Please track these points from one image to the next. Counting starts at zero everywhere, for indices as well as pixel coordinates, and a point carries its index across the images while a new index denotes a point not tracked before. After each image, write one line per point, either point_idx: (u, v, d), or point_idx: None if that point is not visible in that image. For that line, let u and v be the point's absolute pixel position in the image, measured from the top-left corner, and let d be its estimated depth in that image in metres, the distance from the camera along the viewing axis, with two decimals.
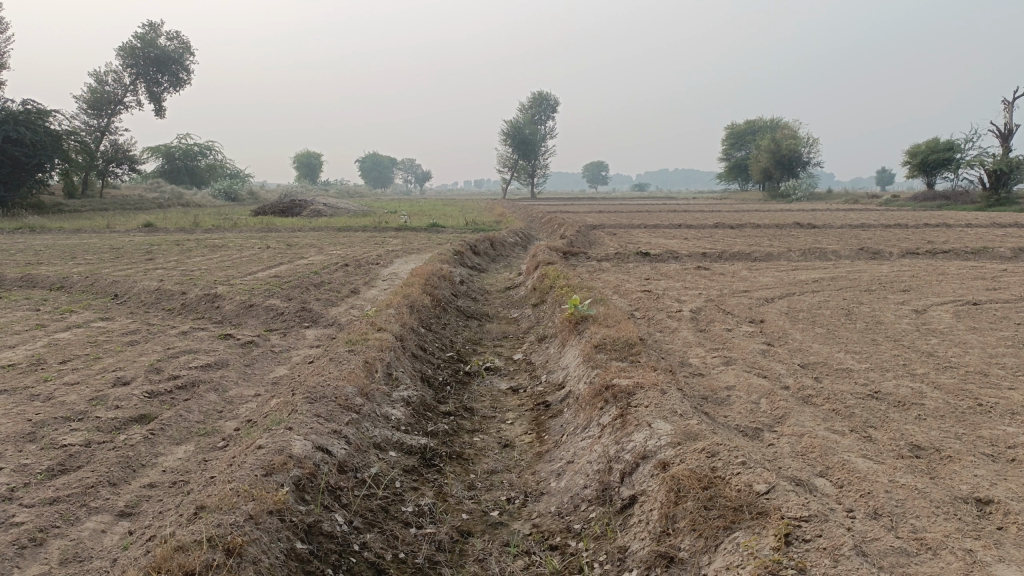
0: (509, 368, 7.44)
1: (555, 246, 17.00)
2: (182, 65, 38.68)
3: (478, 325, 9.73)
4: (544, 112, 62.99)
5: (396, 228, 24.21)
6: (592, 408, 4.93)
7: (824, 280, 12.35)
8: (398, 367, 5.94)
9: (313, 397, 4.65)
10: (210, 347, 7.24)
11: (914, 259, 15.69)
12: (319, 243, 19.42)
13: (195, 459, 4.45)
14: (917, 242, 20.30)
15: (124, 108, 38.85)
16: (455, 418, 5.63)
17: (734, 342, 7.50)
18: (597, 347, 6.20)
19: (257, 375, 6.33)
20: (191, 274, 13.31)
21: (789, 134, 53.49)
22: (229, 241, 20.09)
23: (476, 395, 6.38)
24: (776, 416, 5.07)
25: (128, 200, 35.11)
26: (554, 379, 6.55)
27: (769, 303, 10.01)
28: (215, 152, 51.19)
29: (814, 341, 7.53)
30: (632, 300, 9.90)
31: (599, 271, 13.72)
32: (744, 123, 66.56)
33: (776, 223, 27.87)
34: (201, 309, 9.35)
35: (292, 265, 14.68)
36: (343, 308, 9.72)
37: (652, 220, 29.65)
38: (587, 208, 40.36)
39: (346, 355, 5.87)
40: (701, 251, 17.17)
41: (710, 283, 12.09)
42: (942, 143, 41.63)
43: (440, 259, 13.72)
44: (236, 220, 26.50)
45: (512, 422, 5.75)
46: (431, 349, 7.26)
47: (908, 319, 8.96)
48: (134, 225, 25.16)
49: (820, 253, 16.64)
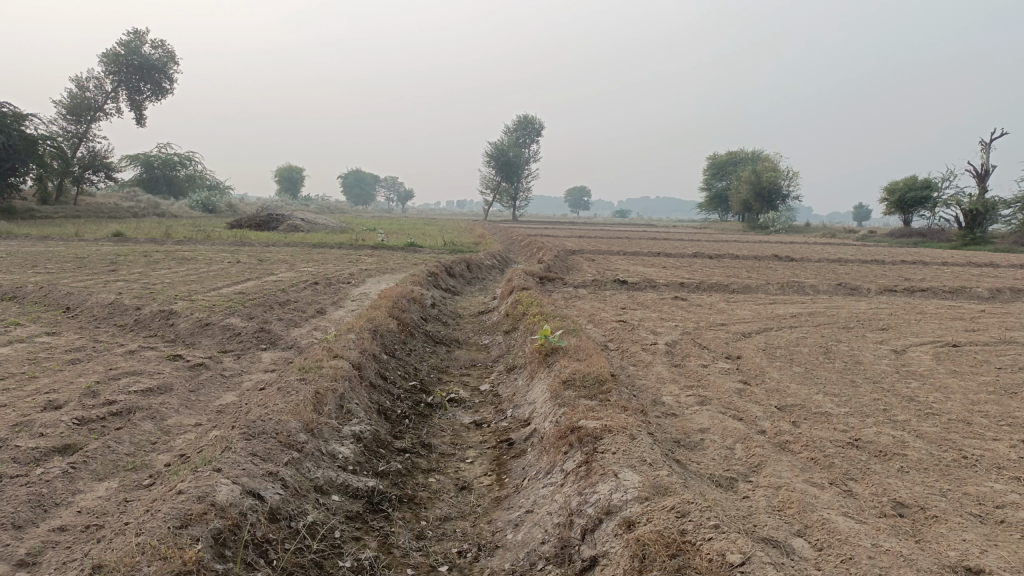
0: (474, 400, 7.07)
1: (532, 271, 16.71)
2: (164, 74, 38.11)
3: (446, 351, 9.36)
4: (528, 135, 63.08)
5: (373, 247, 23.80)
6: (555, 451, 4.57)
7: (803, 315, 12.13)
8: (352, 399, 5.56)
9: (251, 433, 4.26)
10: (156, 369, 6.81)
11: (892, 296, 15.58)
12: (292, 260, 18.98)
13: (116, 499, 4.04)
14: (894, 279, 20.28)
15: (103, 115, 38.22)
16: (410, 456, 5.26)
17: (710, 379, 7.20)
18: (566, 382, 5.86)
19: (202, 403, 5.93)
20: (153, 288, 12.82)
21: (770, 167, 53.92)
22: (200, 254, 19.58)
23: (436, 430, 6.01)
24: (752, 464, 4.75)
25: (102, 208, 34.40)
26: (520, 415, 6.20)
27: (747, 338, 9.74)
28: (195, 163, 50.57)
29: (792, 381, 7.24)
30: (606, 331, 9.60)
31: (575, 299, 13.42)
32: (725, 154, 67.06)
33: (755, 255, 27.82)
34: (154, 327, 8.89)
35: (260, 281, 14.23)
36: (306, 329, 9.32)
37: (631, 248, 29.50)
38: (568, 233, 40.18)
39: (297, 384, 5.48)
40: (679, 281, 16.98)
41: (687, 315, 11.83)
42: (919, 181, 42.06)
43: (413, 280, 13.38)
44: (209, 233, 25.94)
45: (471, 461, 5.39)
46: (392, 378, 6.89)
47: (888, 360, 8.72)
48: (104, 234, 24.55)
49: (799, 287, 16.49)
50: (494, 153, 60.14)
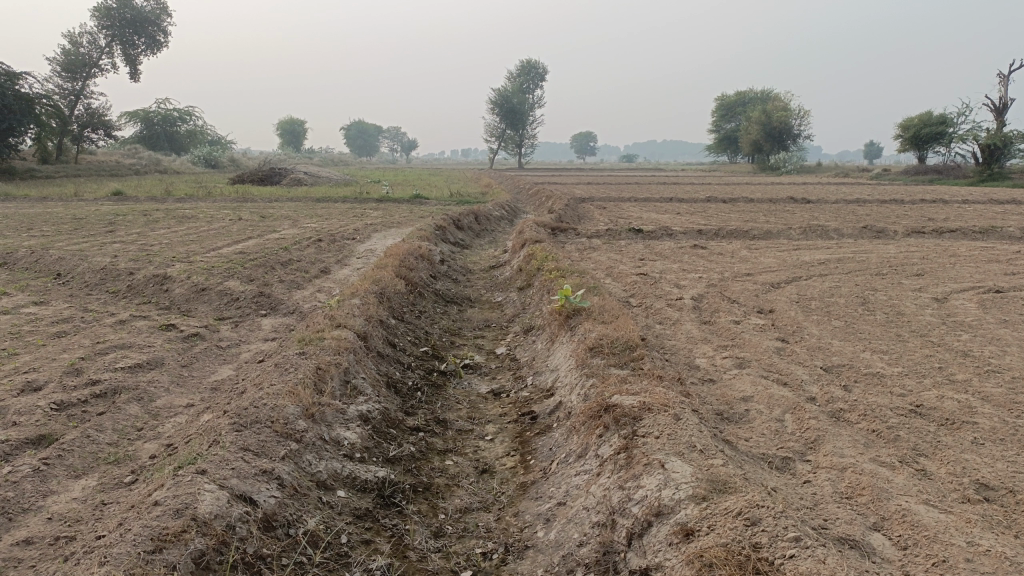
0: (490, 366, 6.55)
1: (542, 221, 16.05)
2: (158, 27, 36.92)
3: (458, 311, 8.83)
4: (532, 80, 61.58)
5: (378, 200, 23.15)
6: (588, 432, 4.04)
7: (831, 262, 11.49)
8: (358, 373, 5.02)
9: (243, 422, 3.74)
10: (147, 341, 6.29)
11: (920, 239, 14.86)
12: (295, 215, 18.38)
13: (92, 502, 3.54)
14: (917, 219, 19.52)
15: (99, 71, 37.16)
16: (424, 436, 4.75)
17: (744, 337, 6.63)
18: (593, 348, 5.29)
19: (195, 380, 5.42)
20: (150, 249, 12.26)
21: (780, 105, 52.49)
22: (200, 212, 18.99)
23: (451, 403, 5.49)
24: (808, 440, 4.23)
25: (103, 166, 33.69)
26: (541, 384, 5.68)
27: (777, 289, 9.16)
28: (196, 118, 49.51)
29: (834, 337, 6.67)
30: (627, 286, 9.02)
31: (590, 250, 12.81)
32: (735, 93, 65.39)
33: (770, 198, 26.97)
34: (148, 293, 8.36)
35: (262, 239, 13.65)
36: (309, 291, 8.79)
37: (641, 193, 28.64)
38: (576, 180, 39.27)
39: (295, 359, 4.94)
40: (697, 228, 16.31)
41: (709, 265, 11.19)
42: (935, 117, 40.70)
43: (420, 235, 12.78)
44: (210, 190, 25.30)
45: (491, 439, 4.88)
46: (401, 345, 6.35)
47: (932, 310, 8.11)
48: (103, 194, 23.92)
49: (822, 231, 15.80)
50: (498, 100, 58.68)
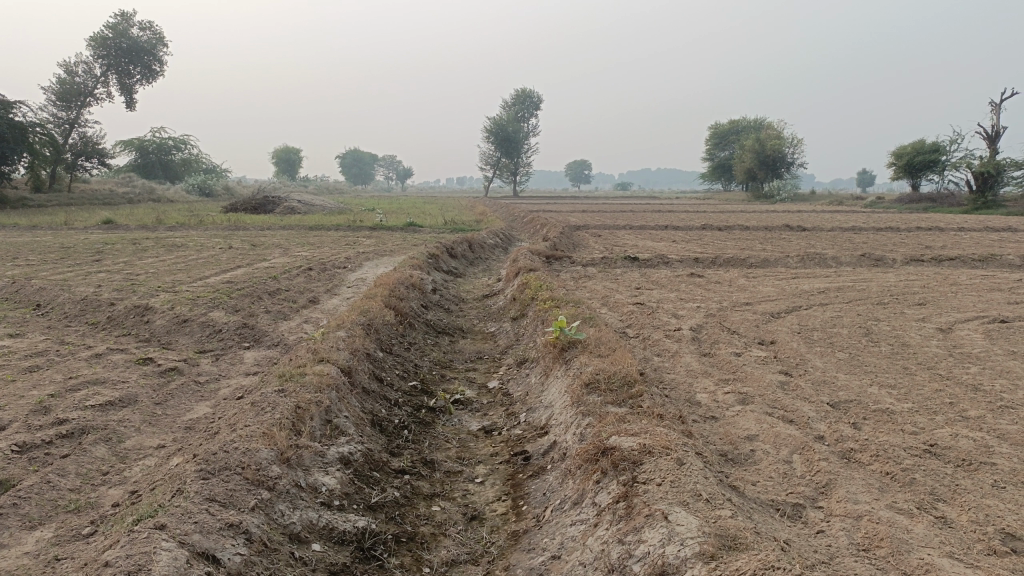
0: (481, 401, 6.28)
1: (537, 249, 15.86)
2: (154, 56, 36.97)
3: (449, 342, 8.56)
4: (527, 110, 61.92)
5: (371, 228, 22.95)
6: (585, 477, 3.77)
7: (831, 291, 11.29)
8: (340, 412, 4.75)
9: (211, 469, 3.45)
10: (122, 377, 6.00)
11: (919, 267, 14.69)
12: (286, 244, 18.15)
13: (45, 557, 3.24)
14: (914, 247, 19.38)
15: (94, 99, 37.10)
16: (410, 480, 4.46)
17: (746, 371, 6.38)
18: (588, 383, 5.03)
19: (169, 419, 5.13)
20: (135, 279, 11.99)
21: (773, 134, 52.72)
22: (191, 240, 18.74)
23: (440, 442, 5.22)
24: (819, 484, 3.97)
25: (96, 194, 33.48)
26: (535, 421, 5.40)
27: (777, 319, 8.93)
28: (191, 146, 49.46)
29: (839, 371, 6.42)
30: (623, 316, 8.78)
31: (585, 279, 12.59)
32: (728, 122, 65.81)
33: (765, 226, 26.86)
34: (128, 325, 8.09)
35: (251, 268, 13.41)
36: (295, 322, 8.52)
37: (636, 221, 28.52)
38: (571, 208, 39.16)
39: (274, 397, 4.67)
40: (693, 256, 16.13)
41: (707, 294, 10.97)
42: (928, 145, 40.86)
43: (412, 263, 12.54)
44: (202, 218, 25.05)
45: (482, 481, 4.60)
46: (388, 380, 6.08)
47: (937, 341, 7.87)
48: (94, 222, 23.66)
49: (819, 259, 15.63)
50: (493, 129, 58.90)
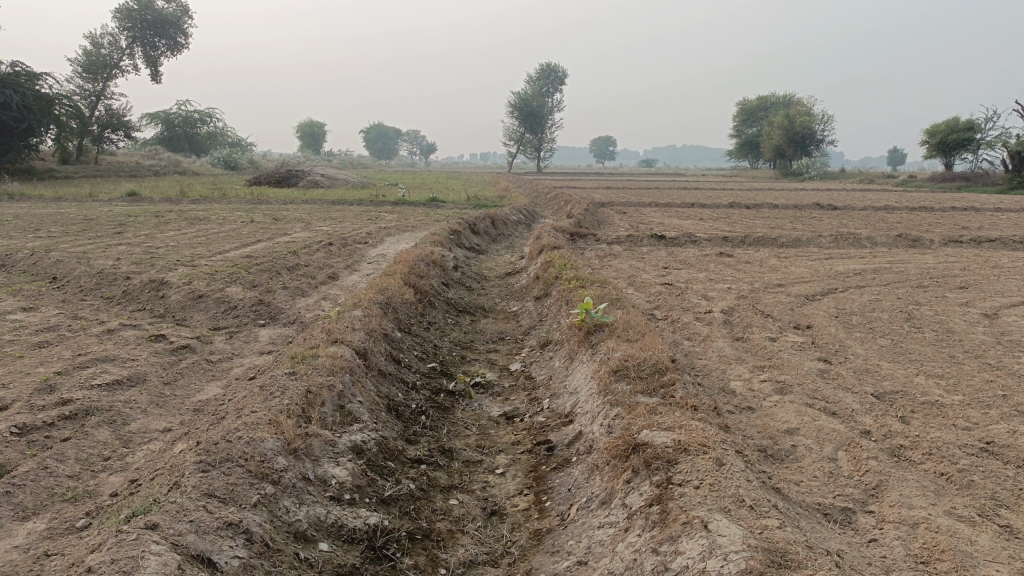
0: (503, 385, 6.01)
1: (561, 226, 15.52)
2: (179, 29, 36.76)
3: (470, 321, 8.29)
4: (551, 84, 61.10)
5: (393, 202, 22.68)
6: (613, 475, 3.48)
7: (867, 273, 10.85)
8: (354, 397, 4.50)
9: (211, 461, 3.22)
10: (132, 354, 5.80)
11: (958, 248, 14.14)
12: (308, 218, 17.94)
13: (35, 553, 3.02)
14: (950, 227, 18.75)
15: (120, 72, 36.99)
16: (428, 470, 4.21)
17: (782, 357, 6.05)
18: (616, 370, 4.72)
19: (177, 401, 4.91)
20: (154, 252, 11.84)
21: (803, 110, 51.56)
22: (213, 213, 18.59)
23: (458, 428, 4.97)
24: (869, 487, 3.66)
25: (122, 167, 33.50)
26: (559, 408, 5.12)
27: (813, 302, 8.55)
28: (216, 119, 49.37)
29: (882, 359, 6.06)
30: (651, 297, 8.44)
31: (610, 257, 12.25)
32: (757, 98, 64.52)
33: (795, 204, 26.23)
34: (143, 300, 7.90)
35: (271, 242, 13.20)
36: (312, 300, 8.29)
37: (662, 198, 27.99)
38: (596, 184, 38.58)
39: (285, 380, 4.43)
40: (721, 235, 15.69)
41: (738, 274, 10.59)
42: (963, 123, 39.63)
43: (433, 239, 12.28)
44: (225, 191, 24.91)
45: (502, 473, 4.34)
46: (405, 362, 5.83)
47: (984, 328, 7.45)
48: (118, 194, 23.60)
49: (852, 239, 15.12)
50: (517, 103, 58.21)
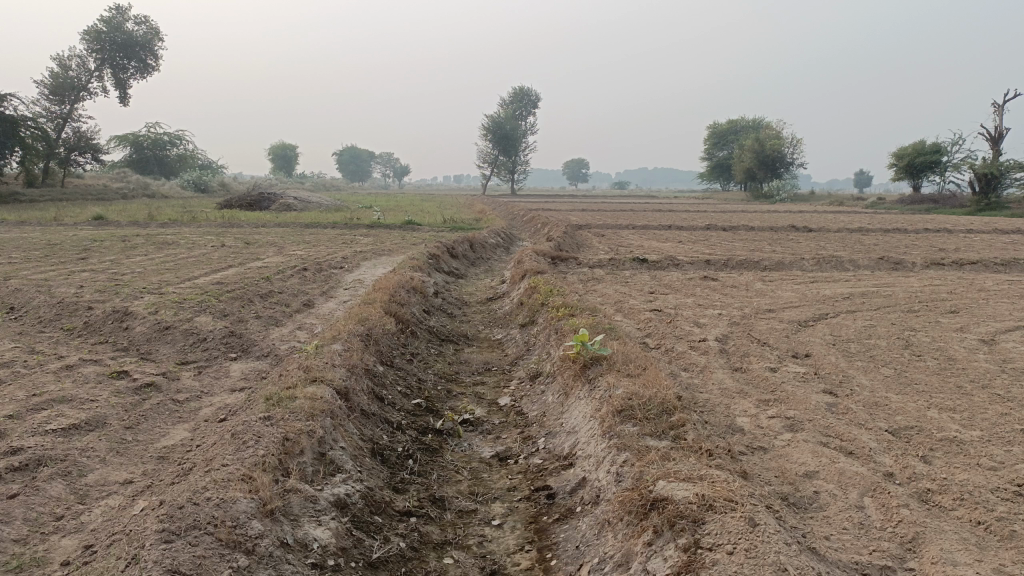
0: (493, 422, 5.64)
1: (541, 249, 15.24)
2: (150, 50, 36.16)
3: (453, 351, 7.93)
4: (526, 107, 61.27)
5: (368, 226, 22.26)
6: (631, 534, 3.13)
7: (855, 297, 10.66)
8: (336, 443, 4.10)
9: (176, 529, 2.82)
10: (91, 393, 5.34)
11: (940, 271, 14.07)
12: (281, 242, 17.47)
13: None
14: (927, 249, 18.76)
15: (89, 94, 36.24)
16: (419, 524, 3.82)
17: (787, 390, 5.75)
18: (621, 410, 4.38)
19: (139, 448, 4.47)
20: (120, 279, 11.32)
21: (774, 133, 52.12)
22: (183, 237, 18.04)
23: (448, 473, 4.59)
24: (905, 540, 3.35)
25: (89, 190, 32.69)
26: (557, 450, 4.76)
27: (807, 329, 8.31)
28: (187, 142, 48.60)
29: (889, 391, 5.79)
30: (642, 325, 8.14)
31: (594, 282, 11.97)
32: (728, 122, 65.21)
33: (771, 226, 26.24)
34: (106, 332, 7.43)
35: (243, 268, 12.74)
36: (287, 330, 7.88)
37: (639, 220, 27.87)
38: (571, 207, 38.36)
39: (260, 424, 4.03)
40: (703, 258, 15.50)
41: (726, 299, 10.34)
42: (929, 145, 40.21)
43: (412, 264, 11.92)
44: (196, 215, 24.32)
45: (499, 524, 3.97)
46: (389, 399, 5.44)
47: (985, 354, 7.24)
48: (84, 218, 22.90)
49: (835, 261, 15.00)
50: (491, 126, 58.22)
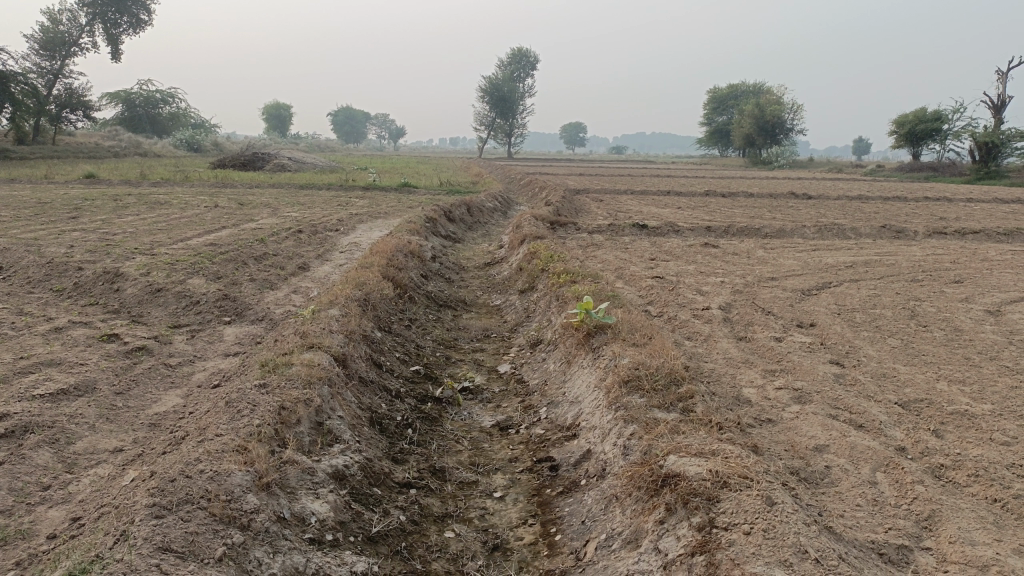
0: (493, 390, 5.52)
1: (539, 213, 15.03)
2: (142, 6, 35.34)
3: (452, 317, 7.79)
4: (523, 69, 60.44)
5: (364, 188, 21.97)
6: (641, 512, 3.02)
7: (858, 266, 10.52)
8: (334, 413, 3.97)
9: (168, 503, 2.69)
10: (80, 357, 5.19)
11: (942, 240, 13.92)
12: (275, 203, 17.21)
13: None
14: (928, 218, 18.59)
15: (79, 49, 35.48)
16: (419, 496, 3.71)
17: (793, 360, 5.63)
18: (627, 380, 4.25)
19: (130, 414, 4.34)
20: (112, 239, 11.10)
21: (773, 99, 51.53)
22: (176, 197, 17.76)
23: (449, 443, 4.47)
24: (921, 518, 3.25)
25: (81, 148, 32.18)
26: (560, 420, 4.64)
27: (811, 297, 8.17)
28: (179, 100, 47.83)
29: (897, 363, 5.67)
30: (644, 292, 8.00)
31: (593, 248, 11.80)
32: (727, 87, 64.47)
33: (770, 193, 26.03)
34: (97, 294, 7.26)
35: (237, 229, 12.51)
36: (282, 293, 7.72)
37: (638, 186, 27.63)
38: (567, 171, 38.03)
39: (255, 392, 3.89)
40: (704, 224, 15.32)
41: (728, 266, 10.19)
42: (930, 113, 39.80)
43: (409, 227, 11.72)
44: (189, 174, 23.96)
45: (501, 497, 3.86)
46: (388, 367, 5.30)
47: (991, 326, 7.13)
48: (75, 176, 22.53)
49: (836, 229, 14.84)
50: (488, 88, 57.46)
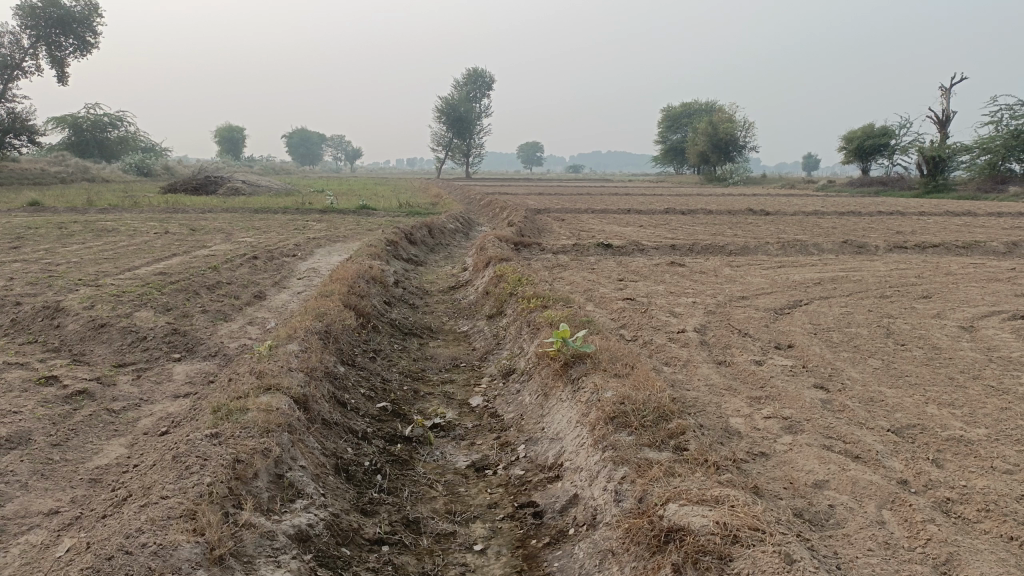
0: (466, 426, 5.19)
1: (503, 234, 14.76)
2: (89, 28, 34.42)
3: (418, 346, 7.44)
4: (479, 90, 60.48)
5: (321, 211, 21.47)
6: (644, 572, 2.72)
7: (826, 283, 10.44)
8: (295, 464, 3.61)
9: None
10: (12, 403, 4.71)
11: (904, 255, 14.00)
12: (229, 228, 16.65)
13: None
14: (885, 233, 18.80)
15: (23, 74, 34.32)
16: (392, 555, 3.36)
17: (778, 385, 5.42)
18: (613, 417, 3.97)
19: (67, 469, 3.90)
20: (54, 270, 10.50)
21: (726, 117, 52.28)
22: (125, 224, 17.08)
23: (422, 489, 4.13)
24: (938, 563, 3.01)
25: (24, 174, 30.98)
26: (541, 459, 4.33)
27: (785, 317, 8.03)
28: (128, 124, 46.66)
29: (883, 385, 5.50)
30: (616, 315, 7.76)
31: (559, 269, 11.56)
32: (681, 106, 65.37)
33: (729, 210, 26.18)
34: (34, 331, 6.74)
35: (189, 256, 11.98)
36: (237, 326, 7.29)
37: (599, 204, 27.59)
38: (526, 191, 37.94)
39: (207, 443, 3.51)
40: (668, 242, 15.21)
41: (698, 286, 10.03)
42: (877, 129, 40.75)
43: (369, 251, 11.36)
44: (138, 199, 23.19)
45: (482, 550, 3.53)
46: (352, 406, 4.94)
47: (968, 342, 7.03)
48: (18, 204, 21.60)
49: (799, 245, 14.84)
50: (445, 108, 57.32)
